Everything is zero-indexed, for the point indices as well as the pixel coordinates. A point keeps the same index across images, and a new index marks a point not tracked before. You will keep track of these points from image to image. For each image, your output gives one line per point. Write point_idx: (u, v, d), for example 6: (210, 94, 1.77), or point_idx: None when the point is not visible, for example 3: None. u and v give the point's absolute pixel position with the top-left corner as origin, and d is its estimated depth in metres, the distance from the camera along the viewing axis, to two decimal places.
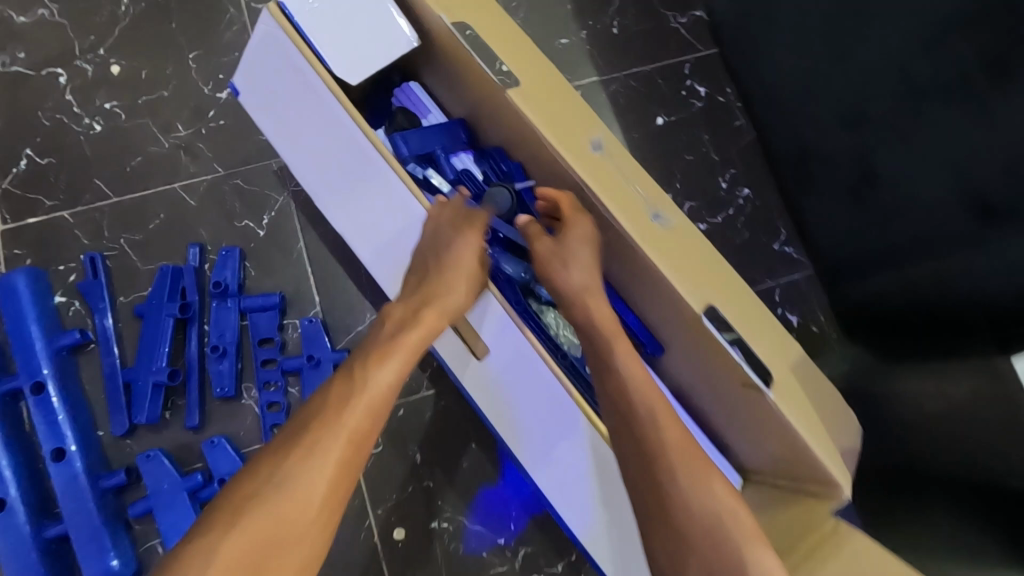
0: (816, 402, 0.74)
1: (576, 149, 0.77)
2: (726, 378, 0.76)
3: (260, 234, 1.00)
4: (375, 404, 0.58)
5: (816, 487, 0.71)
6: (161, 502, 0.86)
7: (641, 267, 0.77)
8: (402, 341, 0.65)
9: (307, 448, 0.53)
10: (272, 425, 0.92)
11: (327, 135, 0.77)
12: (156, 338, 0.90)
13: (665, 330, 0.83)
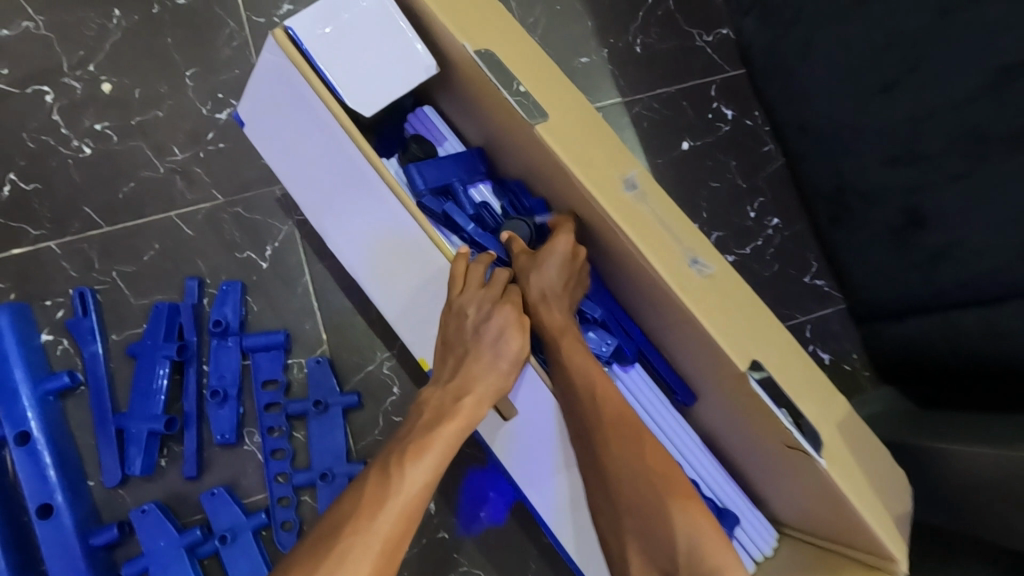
0: (866, 462, 0.69)
1: (608, 188, 0.71)
2: (769, 439, 0.71)
3: (263, 266, 0.94)
4: (409, 509, 0.58)
5: (864, 555, 0.67)
6: (158, 562, 0.80)
7: (676, 319, 0.72)
8: (433, 439, 0.63)
9: (338, 557, 0.53)
10: (277, 474, 0.86)
11: (341, 176, 0.71)
12: (152, 380, 0.85)
13: (697, 377, 0.78)
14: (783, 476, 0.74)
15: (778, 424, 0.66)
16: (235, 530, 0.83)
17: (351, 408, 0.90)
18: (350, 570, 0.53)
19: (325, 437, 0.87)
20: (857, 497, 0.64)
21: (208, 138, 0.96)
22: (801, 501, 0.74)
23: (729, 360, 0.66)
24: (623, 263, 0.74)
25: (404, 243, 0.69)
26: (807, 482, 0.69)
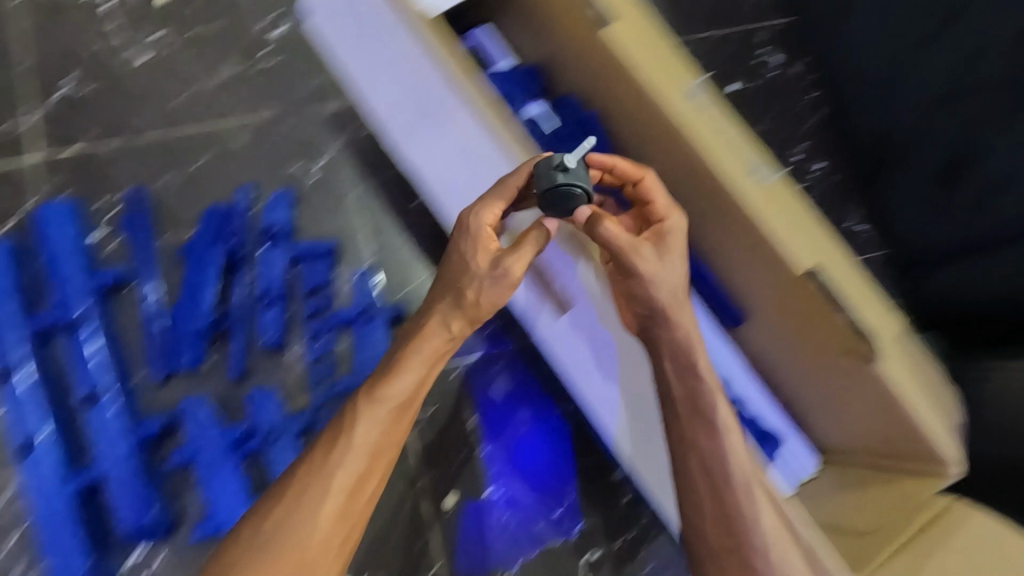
0: (922, 376, 0.69)
1: (675, 92, 0.71)
2: (825, 345, 0.72)
3: (311, 180, 0.94)
4: (368, 438, 0.66)
5: (914, 463, 0.68)
6: (205, 453, 0.81)
7: (740, 232, 0.72)
8: (394, 379, 0.68)
9: (304, 483, 0.65)
10: (321, 380, 0.87)
11: (412, 74, 0.74)
12: (203, 280, 0.86)
13: (748, 295, 0.79)
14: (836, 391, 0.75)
15: (846, 329, 0.67)
16: (277, 430, 0.83)
17: (396, 320, 0.90)
18: (320, 488, 0.64)
19: (371, 346, 0.88)
20: (915, 401, 0.66)
21: (262, 52, 0.97)
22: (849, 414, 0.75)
23: (793, 266, 0.67)
24: (687, 177, 0.74)
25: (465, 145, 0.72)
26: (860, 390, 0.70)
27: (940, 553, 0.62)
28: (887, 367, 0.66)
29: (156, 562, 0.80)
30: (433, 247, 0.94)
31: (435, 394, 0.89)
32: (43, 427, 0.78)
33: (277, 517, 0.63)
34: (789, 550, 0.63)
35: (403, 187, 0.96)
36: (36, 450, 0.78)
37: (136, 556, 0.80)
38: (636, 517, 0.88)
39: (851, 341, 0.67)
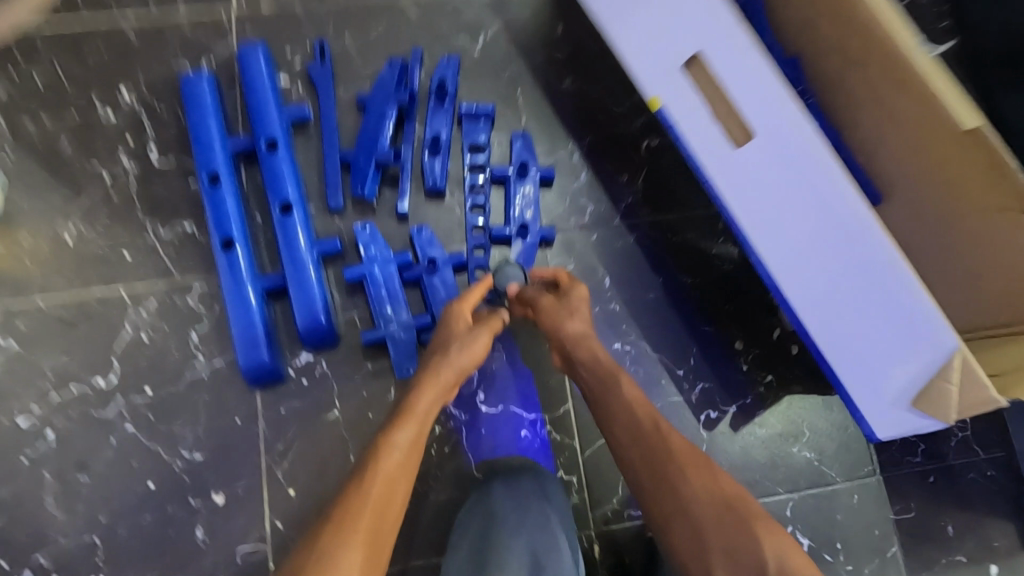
0: None
1: None
2: (973, 203, 0.76)
3: (474, 53, 1.02)
4: (393, 475, 0.65)
5: None
6: (376, 271, 0.89)
7: (898, 92, 0.76)
8: (417, 405, 0.72)
9: (335, 524, 0.60)
10: (475, 226, 0.94)
11: None
12: (381, 123, 0.94)
13: (893, 172, 0.85)
14: (967, 256, 0.80)
15: (1009, 184, 0.70)
16: (439, 262, 0.90)
17: (546, 182, 0.98)
18: (353, 531, 0.59)
19: (523, 199, 0.96)
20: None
21: None
22: (980, 279, 0.80)
23: (953, 119, 0.71)
24: (846, 44, 0.80)
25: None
26: (1006, 242, 0.74)
27: None
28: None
29: (322, 365, 0.89)
30: (581, 124, 1.01)
31: (573, 255, 0.97)
32: (237, 229, 0.87)
33: (321, 549, 0.57)
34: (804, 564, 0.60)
35: (556, 66, 1.02)
36: (232, 248, 0.86)
37: (306, 356, 0.89)
38: (750, 382, 0.94)
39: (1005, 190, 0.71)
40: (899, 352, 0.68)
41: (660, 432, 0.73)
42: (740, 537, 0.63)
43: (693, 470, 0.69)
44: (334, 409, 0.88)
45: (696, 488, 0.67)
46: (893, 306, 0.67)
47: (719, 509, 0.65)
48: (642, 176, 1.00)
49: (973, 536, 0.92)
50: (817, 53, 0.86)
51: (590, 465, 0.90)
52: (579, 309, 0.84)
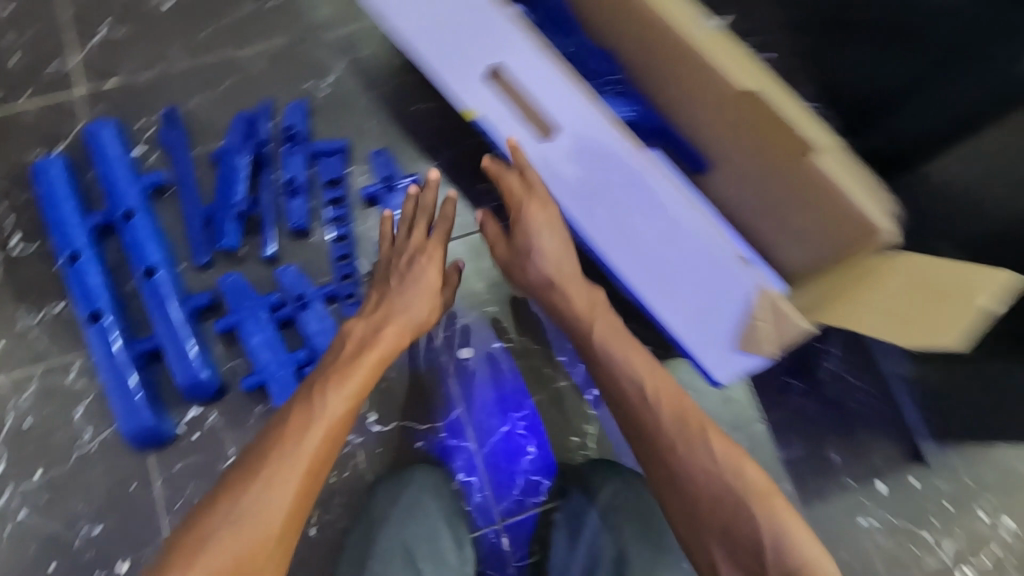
0: (858, 167, 0.80)
1: None
2: (771, 157, 0.82)
3: (323, 93, 1.06)
4: (331, 433, 0.64)
5: (855, 241, 0.78)
6: (246, 318, 0.91)
7: (691, 72, 0.84)
8: (361, 362, 0.71)
9: (265, 478, 0.59)
10: (341, 256, 0.98)
11: None
12: (236, 173, 0.97)
13: (711, 142, 0.91)
14: (790, 207, 0.85)
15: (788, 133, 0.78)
16: (308, 296, 0.94)
17: (414, 189, 1.03)
18: (277, 489, 0.59)
19: (396, 210, 1.00)
20: (851, 189, 0.76)
21: None
22: (805, 228, 0.85)
23: (735, 84, 0.79)
24: (639, 36, 0.88)
25: (467, 10, 0.79)
26: (807, 191, 0.80)
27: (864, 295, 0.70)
28: (820, 160, 0.76)
29: (211, 416, 0.91)
30: (435, 144, 1.06)
31: None
32: (104, 302, 0.89)
33: (246, 505, 0.58)
34: (798, 541, 0.61)
35: (403, 95, 1.08)
36: (101, 320, 0.88)
37: (195, 411, 0.91)
38: None
39: (790, 141, 0.78)
40: (716, 306, 0.75)
41: (649, 401, 0.72)
42: (738, 517, 0.63)
43: (686, 439, 0.68)
44: (229, 457, 0.90)
45: (697, 466, 0.66)
46: (711, 264, 0.73)
47: (721, 492, 0.65)
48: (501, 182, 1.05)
49: (858, 461, 0.98)
50: (624, 47, 0.93)
51: (489, 460, 0.93)
52: (541, 247, 0.82)
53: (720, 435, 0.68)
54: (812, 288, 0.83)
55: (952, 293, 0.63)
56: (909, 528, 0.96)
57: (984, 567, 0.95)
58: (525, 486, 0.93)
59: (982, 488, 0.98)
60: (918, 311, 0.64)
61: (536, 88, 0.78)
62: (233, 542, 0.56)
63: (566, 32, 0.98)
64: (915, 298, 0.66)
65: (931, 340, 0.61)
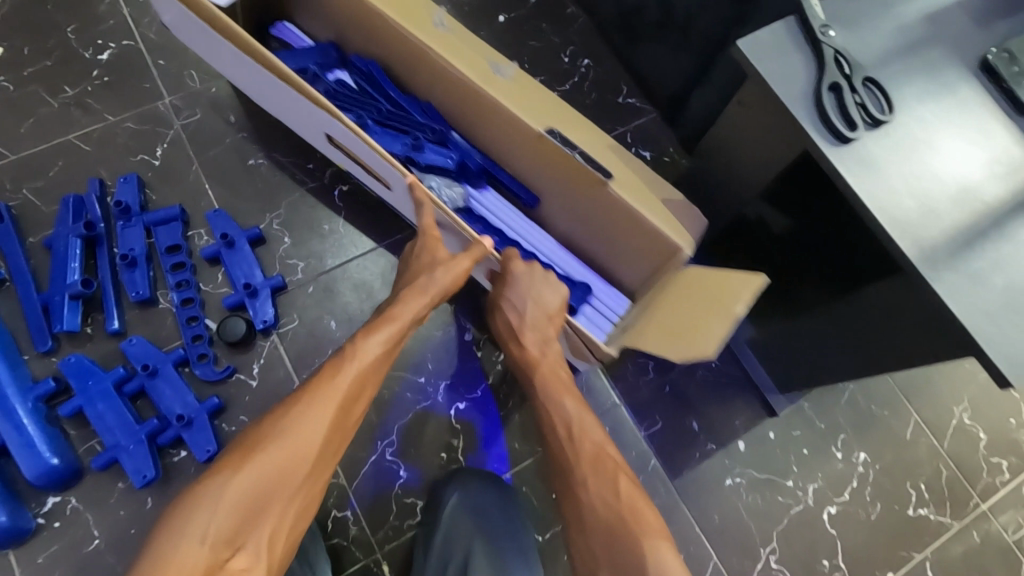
0: (651, 185, 0.89)
1: (422, 26, 0.90)
2: (581, 189, 0.88)
3: (155, 164, 1.09)
4: (363, 372, 0.70)
5: (665, 254, 0.85)
6: (92, 397, 0.91)
7: (500, 120, 0.89)
8: (394, 311, 0.77)
9: (305, 402, 0.66)
10: (188, 318, 0.99)
11: (233, 61, 0.89)
12: (67, 257, 0.97)
13: (536, 179, 0.95)
14: (613, 232, 0.90)
15: (583, 170, 0.84)
16: (155, 364, 0.95)
17: (256, 242, 1.05)
18: (318, 413, 0.65)
19: (238, 266, 1.02)
20: (647, 210, 0.83)
21: (92, 75, 1.13)
22: (630, 251, 0.91)
23: (530, 125, 0.85)
24: (449, 91, 0.94)
25: (288, 98, 0.87)
26: (616, 215, 0.87)
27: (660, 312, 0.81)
28: (616, 185, 0.83)
29: (71, 501, 0.90)
30: (274, 194, 1.09)
31: (295, 310, 1.03)
32: None
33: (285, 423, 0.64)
34: None
35: (237, 153, 1.11)
36: None
37: (53, 499, 0.90)
38: (487, 364, 1.03)
39: (589, 174, 0.84)
40: None
41: (575, 436, 0.72)
42: (625, 551, 0.60)
43: (598, 473, 0.67)
44: (94, 538, 0.89)
45: (597, 497, 0.65)
46: None
47: (612, 519, 0.63)
48: (341, 221, 1.09)
49: (717, 425, 1.03)
50: (439, 99, 0.98)
51: (361, 492, 0.95)
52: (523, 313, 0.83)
53: (630, 481, 0.66)
54: (640, 305, 0.92)
55: (716, 305, 0.69)
56: (772, 480, 1.01)
57: (846, 502, 1.01)
58: (400, 510, 0.95)
59: (834, 429, 1.04)
60: (682, 322, 0.72)
61: (365, 160, 0.87)
62: (266, 464, 0.61)
63: (383, 88, 0.99)
64: (689, 311, 0.74)
65: (685, 352, 0.67)
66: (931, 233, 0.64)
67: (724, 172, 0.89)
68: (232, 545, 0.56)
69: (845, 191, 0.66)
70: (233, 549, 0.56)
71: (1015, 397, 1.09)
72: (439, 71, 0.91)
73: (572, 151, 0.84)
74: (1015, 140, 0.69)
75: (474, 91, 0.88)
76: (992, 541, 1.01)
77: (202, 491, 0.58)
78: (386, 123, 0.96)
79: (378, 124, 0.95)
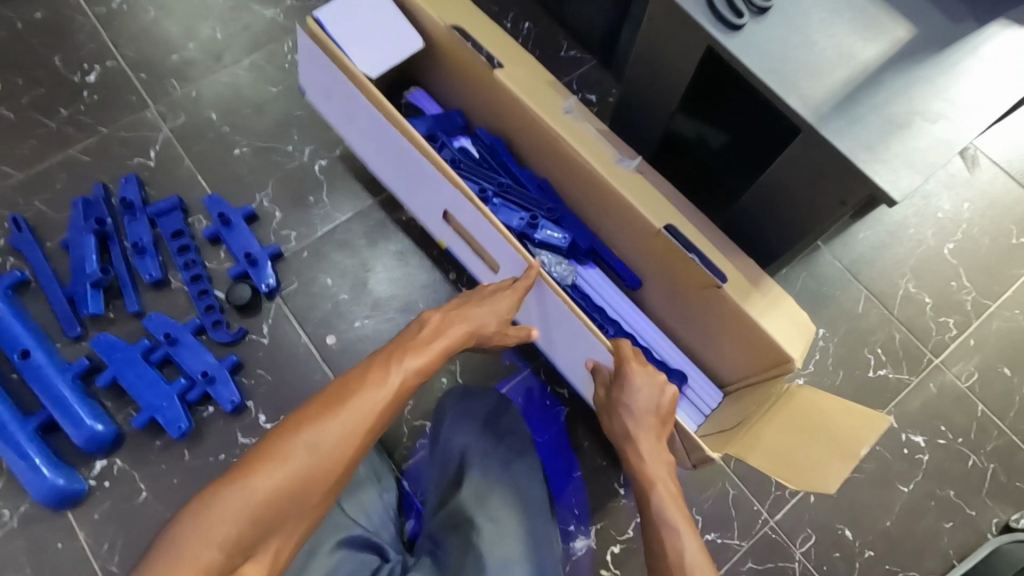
0: (766, 294, 0.87)
1: (553, 113, 0.95)
2: (691, 288, 0.91)
3: (150, 164, 1.20)
4: (396, 397, 0.72)
5: (776, 373, 0.85)
6: (122, 368, 1.02)
7: (612, 206, 0.94)
8: (436, 342, 0.78)
9: (344, 414, 0.67)
10: (199, 292, 1.10)
11: (345, 99, 1.00)
12: (83, 251, 1.08)
13: (643, 264, 0.99)
14: (713, 324, 0.93)
15: (692, 268, 0.87)
16: (175, 333, 1.05)
17: (250, 219, 1.16)
18: (353, 428, 0.66)
19: (238, 240, 1.13)
20: (766, 321, 0.84)
21: (83, 96, 1.25)
22: (724, 341, 0.93)
23: (648, 220, 0.89)
24: (564, 168, 0.99)
25: (409, 160, 0.96)
26: (720, 316, 0.90)
27: (768, 417, 0.79)
28: (727, 291, 0.86)
29: (116, 463, 1.00)
30: (260, 177, 1.20)
31: (292, 274, 1.14)
32: None
33: (320, 432, 0.65)
34: None
35: (223, 145, 1.22)
36: None
37: (101, 463, 1.00)
38: None
39: (701, 278, 0.87)
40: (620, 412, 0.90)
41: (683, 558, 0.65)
42: None
43: None
44: (141, 491, 0.99)
45: None
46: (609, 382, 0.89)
47: None
48: (324, 191, 1.20)
49: None
50: (553, 175, 1.04)
51: None
52: (632, 405, 0.81)
53: None
54: (734, 404, 0.93)
55: (829, 440, 0.71)
56: None
57: (810, 373, 1.13)
58: (412, 432, 1.06)
59: None
60: (798, 459, 0.73)
61: (481, 239, 0.94)
62: (298, 472, 0.62)
63: (505, 162, 1.07)
64: (800, 443, 0.73)
65: (807, 486, 0.71)
66: (816, 93, 0.75)
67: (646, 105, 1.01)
68: (242, 551, 0.58)
69: (741, 68, 0.78)
70: (239, 556, 0.58)
71: (954, 262, 1.20)
72: (558, 152, 0.97)
73: (690, 252, 0.87)
74: (880, 7, 0.80)
75: (593, 176, 0.93)
76: (947, 389, 1.12)
77: (234, 491, 0.59)
78: (507, 196, 1.03)
79: (499, 198, 1.03)
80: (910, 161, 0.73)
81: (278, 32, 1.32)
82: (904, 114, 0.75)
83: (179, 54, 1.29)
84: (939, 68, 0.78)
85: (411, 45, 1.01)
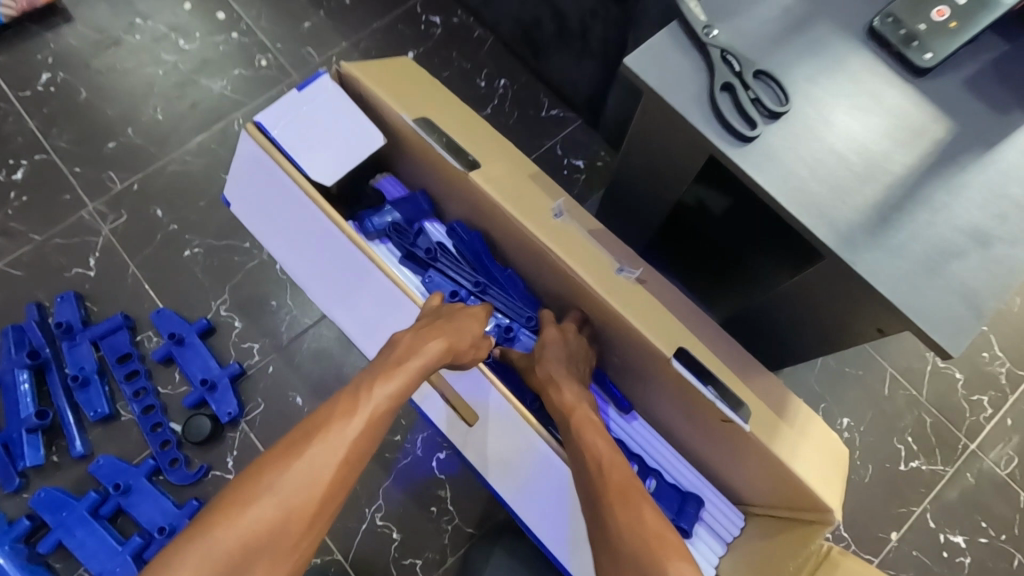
0: (795, 424, 0.76)
1: (538, 219, 0.83)
2: (708, 418, 0.80)
3: (91, 275, 1.07)
4: (374, 423, 0.58)
5: (807, 514, 0.74)
6: (68, 529, 0.90)
7: (614, 325, 0.82)
8: (410, 360, 0.63)
9: (308, 451, 0.54)
10: (153, 425, 0.98)
11: (284, 208, 0.86)
12: (17, 390, 0.96)
13: (649, 379, 0.87)
14: (737, 454, 0.81)
15: (707, 403, 0.77)
16: (127, 480, 0.94)
17: (206, 333, 1.04)
18: (317, 469, 0.53)
19: (193, 361, 1.01)
20: (797, 464, 0.73)
21: (11, 198, 1.11)
22: (744, 468, 0.82)
23: (657, 349, 0.77)
24: (552, 276, 0.87)
25: (359, 277, 0.83)
26: (744, 449, 0.78)
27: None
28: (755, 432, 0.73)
29: None
30: (215, 281, 1.08)
31: (257, 392, 1.02)
32: None
33: (282, 476, 0.52)
34: None
35: (171, 246, 1.10)
36: None
37: None
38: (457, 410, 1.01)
39: (718, 413, 0.77)
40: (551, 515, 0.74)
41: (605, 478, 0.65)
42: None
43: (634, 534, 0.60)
44: None
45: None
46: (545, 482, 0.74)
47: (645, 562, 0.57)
48: (288, 293, 1.08)
49: None
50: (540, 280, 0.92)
51: (357, 562, 0.95)
52: (545, 351, 0.81)
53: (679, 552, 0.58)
54: (760, 540, 0.82)
55: None
56: None
57: None
58: (399, 573, 0.95)
59: (813, 400, 1.05)
60: None
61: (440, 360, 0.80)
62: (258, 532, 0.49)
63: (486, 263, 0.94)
64: None
65: None
66: (845, 215, 0.64)
67: (640, 194, 0.91)
68: None
69: (756, 187, 0.66)
70: None
71: (985, 329, 1.09)
72: (546, 263, 0.85)
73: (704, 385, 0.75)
74: (911, 100, 0.68)
75: (588, 291, 0.81)
76: (985, 478, 1.02)
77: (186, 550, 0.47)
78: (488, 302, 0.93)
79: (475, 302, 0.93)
80: (962, 298, 0.62)
81: (226, 107, 1.18)
82: (951, 238, 0.64)
83: (118, 141, 1.16)
84: (986, 172, 0.66)
85: (370, 140, 0.87)
